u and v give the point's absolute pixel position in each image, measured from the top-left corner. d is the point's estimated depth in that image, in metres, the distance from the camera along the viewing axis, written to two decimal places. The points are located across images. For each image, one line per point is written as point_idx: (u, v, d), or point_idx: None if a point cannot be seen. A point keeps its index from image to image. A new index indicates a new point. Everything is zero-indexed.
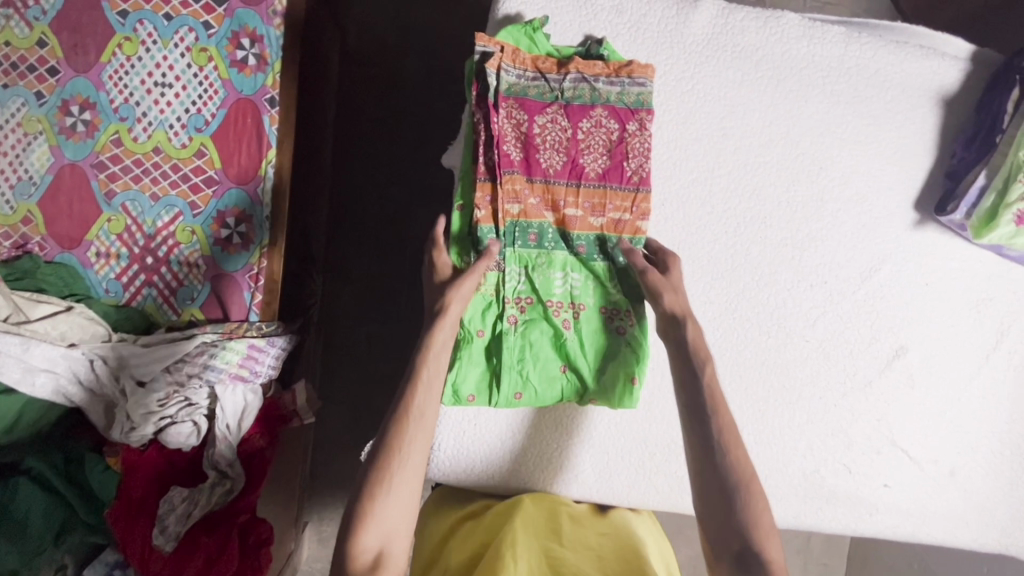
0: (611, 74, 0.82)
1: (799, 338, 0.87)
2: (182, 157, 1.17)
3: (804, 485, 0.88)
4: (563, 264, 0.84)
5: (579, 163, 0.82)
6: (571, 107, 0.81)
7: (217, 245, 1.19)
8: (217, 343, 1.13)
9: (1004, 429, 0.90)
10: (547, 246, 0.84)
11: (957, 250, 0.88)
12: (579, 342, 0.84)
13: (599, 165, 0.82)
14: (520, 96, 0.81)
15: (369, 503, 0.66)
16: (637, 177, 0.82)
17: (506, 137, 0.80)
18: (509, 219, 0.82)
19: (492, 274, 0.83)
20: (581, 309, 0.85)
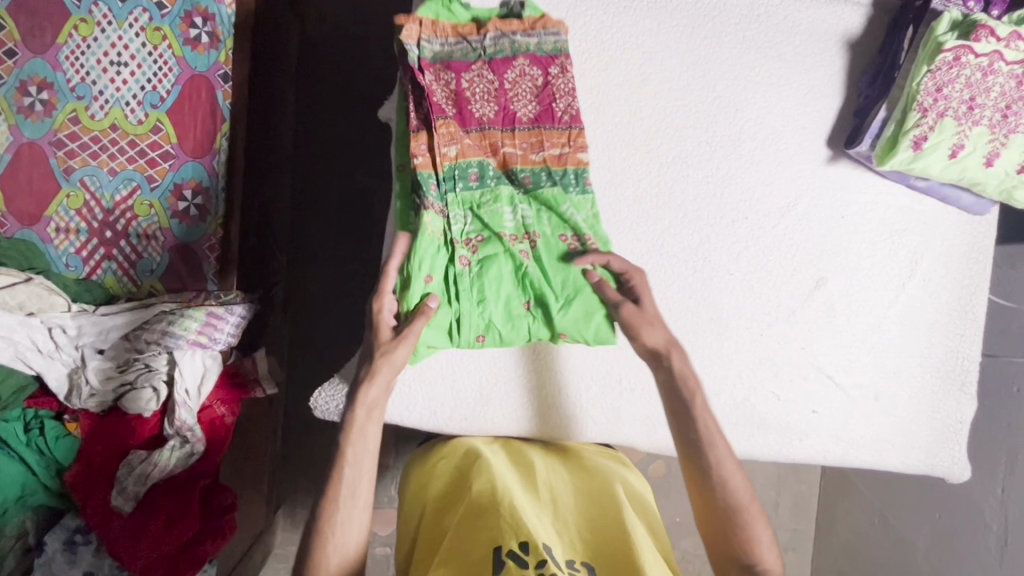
0: (528, 29, 0.86)
1: (724, 273, 0.92)
2: (138, 133, 1.21)
3: (736, 412, 0.92)
4: (510, 200, 0.88)
5: (510, 109, 0.87)
6: (495, 62, 0.86)
7: (175, 217, 1.22)
8: (175, 311, 1.16)
9: (923, 354, 0.95)
10: (490, 184, 0.88)
11: (869, 184, 0.93)
12: (542, 274, 0.88)
13: (528, 110, 0.87)
14: (445, 60, 0.86)
15: (322, 543, 0.75)
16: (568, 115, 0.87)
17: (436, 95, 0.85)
18: (446, 163, 0.86)
19: (437, 219, 0.86)
20: (536, 238, 0.88)
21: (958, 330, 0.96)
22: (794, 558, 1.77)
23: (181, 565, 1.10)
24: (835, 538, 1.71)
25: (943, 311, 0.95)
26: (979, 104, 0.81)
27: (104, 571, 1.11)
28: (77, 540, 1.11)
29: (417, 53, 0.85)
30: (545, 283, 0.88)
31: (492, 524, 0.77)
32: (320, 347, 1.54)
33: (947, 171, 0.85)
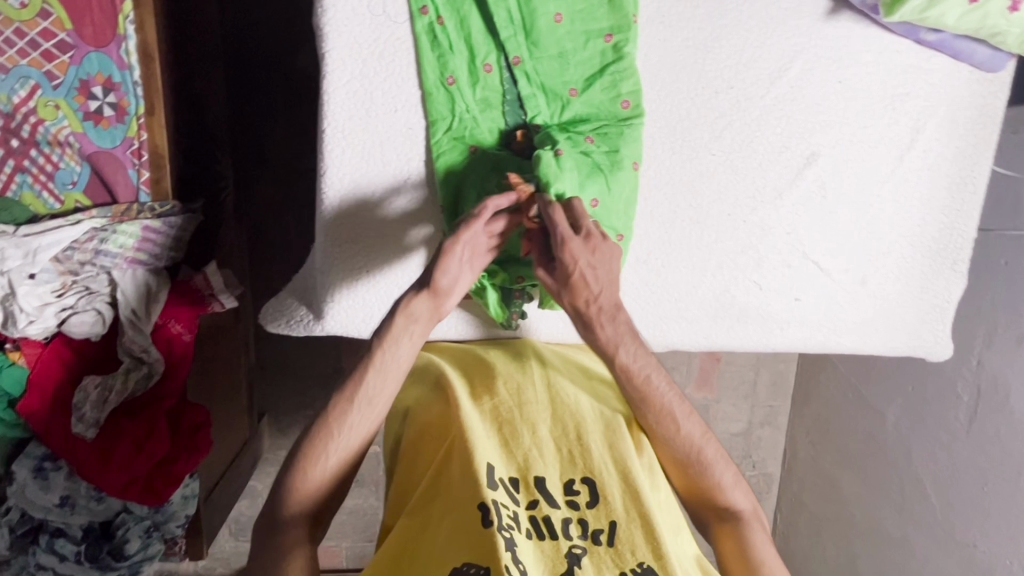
0: None
1: (705, 153, 0.82)
2: (24, 20, 1.02)
3: (714, 304, 0.87)
4: (565, 62, 0.78)
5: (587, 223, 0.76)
6: None
7: (87, 119, 1.06)
8: (106, 228, 1.06)
9: (917, 233, 0.89)
10: (553, 59, 0.77)
11: (872, 42, 0.81)
12: (593, 74, 0.78)
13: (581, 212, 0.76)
14: None
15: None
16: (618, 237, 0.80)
17: None
18: (451, 47, 0.76)
19: (444, 62, 0.76)
20: (593, 85, 0.78)
21: (955, 205, 0.89)
22: (770, 432, 1.84)
23: (159, 482, 1.10)
24: (809, 411, 1.76)
25: (942, 184, 0.88)
26: None
27: (82, 493, 1.11)
28: (46, 468, 1.09)
29: None
30: (598, 70, 0.78)
31: (475, 440, 0.75)
32: (284, 255, 1.46)
33: (964, 20, 0.74)
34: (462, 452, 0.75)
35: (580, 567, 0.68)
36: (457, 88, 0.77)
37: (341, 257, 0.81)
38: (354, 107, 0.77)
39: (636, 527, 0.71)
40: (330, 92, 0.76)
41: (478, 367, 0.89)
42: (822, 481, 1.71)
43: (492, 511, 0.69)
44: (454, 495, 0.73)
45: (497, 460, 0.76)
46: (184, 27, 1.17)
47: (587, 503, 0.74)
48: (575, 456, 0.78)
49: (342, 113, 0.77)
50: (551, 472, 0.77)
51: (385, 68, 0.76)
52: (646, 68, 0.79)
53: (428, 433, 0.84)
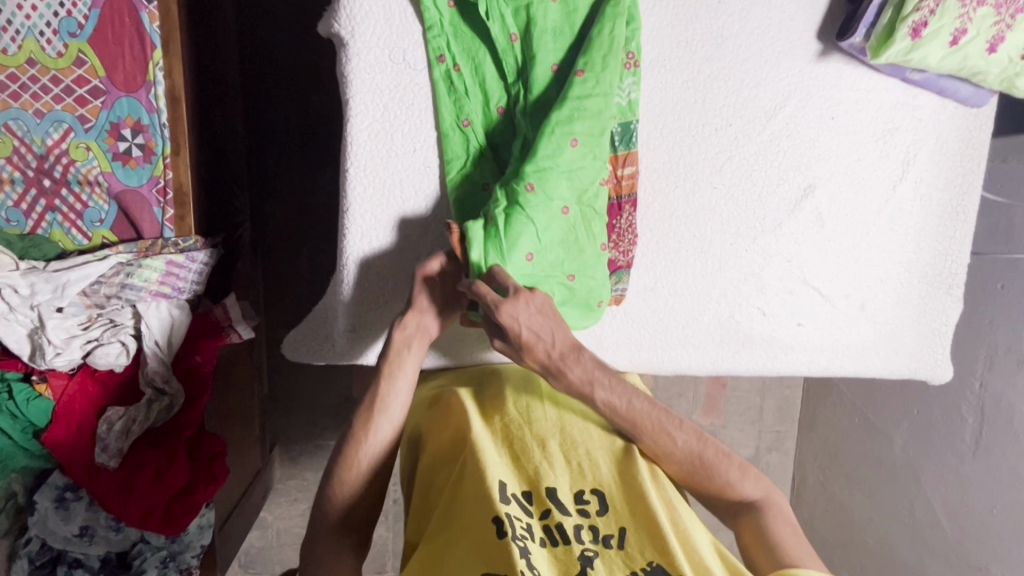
0: None
1: (707, 186, 0.87)
2: (60, 68, 1.09)
3: (719, 330, 0.91)
4: None
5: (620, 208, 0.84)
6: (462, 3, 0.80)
7: (116, 159, 1.12)
8: (132, 262, 1.11)
9: (912, 259, 0.93)
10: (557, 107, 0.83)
11: (860, 80, 0.86)
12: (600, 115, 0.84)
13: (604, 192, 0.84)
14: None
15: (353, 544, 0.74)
16: (625, 260, 0.85)
17: (398, 15, 0.79)
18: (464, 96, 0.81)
19: (459, 111, 0.81)
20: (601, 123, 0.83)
21: (947, 232, 0.93)
22: (778, 457, 1.85)
23: (178, 513, 1.11)
24: (817, 435, 1.77)
25: (934, 213, 0.92)
26: None
27: (101, 522, 1.12)
28: (67, 497, 1.11)
29: None
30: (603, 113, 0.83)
31: (487, 458, 0.79)
32: (298, 286, 1.49)
33: (948, 61, 0.78)
34: (475, 469, 0.78)
35: (592, 569, 0.70)
36: (470, 135, 0.82)
37: (370, 285, 0.86)
38: (375, 148, 0.82)
39: (644, 530, 0.74)
40: (353, 135, 0.81)
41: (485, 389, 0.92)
42: (832, 506, 1.72)
43: (506, 524, 0.72)
44: (468, 512, 0.75)
45: (507, 476, 0.79)
46: (207, 72, 1.23)
47: (597, 511, 0.77)
48: (585, 468, 0.81)
49: (363, 155, 0.81)
50: (561, 484, 0.79)
51: (404, 111, 0.81)
52: (650, 106, 0.84)
53: (440, 450, 0.86)
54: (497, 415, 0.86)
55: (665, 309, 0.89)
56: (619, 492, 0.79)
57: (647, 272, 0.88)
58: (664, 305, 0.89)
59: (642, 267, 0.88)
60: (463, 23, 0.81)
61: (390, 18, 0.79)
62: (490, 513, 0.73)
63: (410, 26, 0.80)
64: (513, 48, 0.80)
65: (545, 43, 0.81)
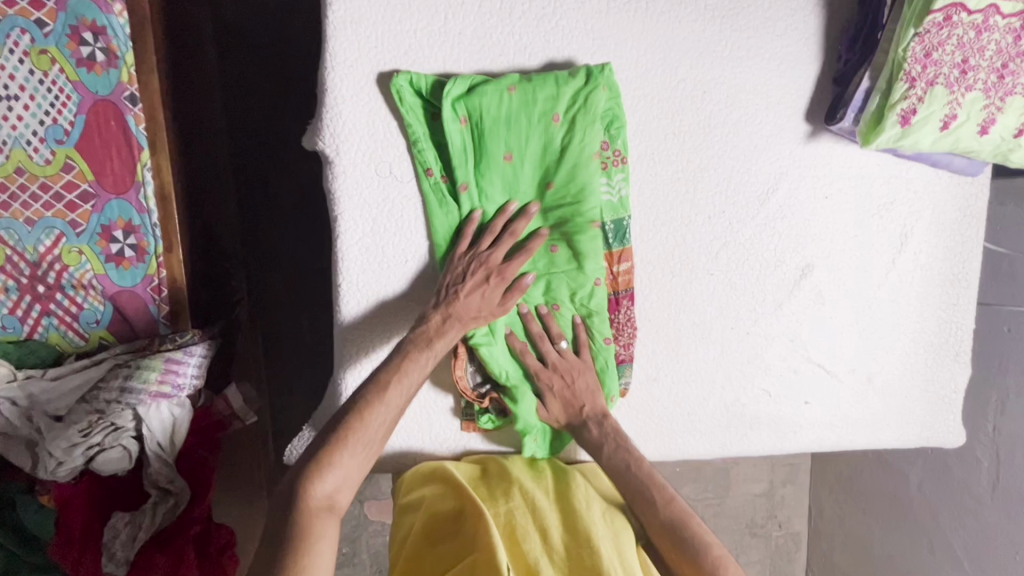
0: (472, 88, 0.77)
1: (705, 273, 0.86)
2: (48, 175, 1.08)
3: (725, 413, 0.90)
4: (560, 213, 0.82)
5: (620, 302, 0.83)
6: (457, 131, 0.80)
7: (109, 261, 1.11)
8: (130, 363, 1.10)
9: (917, 328, 0.91)
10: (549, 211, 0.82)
11: (852, 158, 0.85)
12: None
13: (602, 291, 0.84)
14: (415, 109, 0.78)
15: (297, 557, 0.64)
16: (627, 355, 0.85)
17: (381, 128, 0.78)
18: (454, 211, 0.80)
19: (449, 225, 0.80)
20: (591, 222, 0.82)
21: (950, 300, 0.91)
22: (793, 490, 1.82)
23: None
24: (831, 468, 1.76)
25: (936, 281, 0.90)
26: (973, 65, 0.72)
27: None
28: None
29: (338, 83, 0.77)
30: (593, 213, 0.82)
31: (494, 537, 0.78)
32: (299, 359, 1.49)
33: (939, 144, 0.76)
34: (482, 547, 0.77)
35: None
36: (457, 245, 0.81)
37: None
38: (367, 262, 0.81)
39: None
40: (343, 251, 0.80)
41: (489, 474, 0.92)
42: (851, 541, 1.70)
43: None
44: None
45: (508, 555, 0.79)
46: (196, 162, 1.23)
47: None
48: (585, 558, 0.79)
49: (355, 269, 0.80)
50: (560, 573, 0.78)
51: (394, 223, 0.80)
52: (642, 197, 0.83)
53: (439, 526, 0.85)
54: (504, 499, 0.87)
55: (669, 395, 0.88)
56: None
57: (648, 362, 0.87)
58: (668, 392, 0.88)
59: (644, 357, 0.87)
60: (479, 142, 0.78)
61: (373, 132, 0.78)
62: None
63: (394, 139, 0.79)
64: (514, 167, 0.79)
65: (541, 160, 0.79)
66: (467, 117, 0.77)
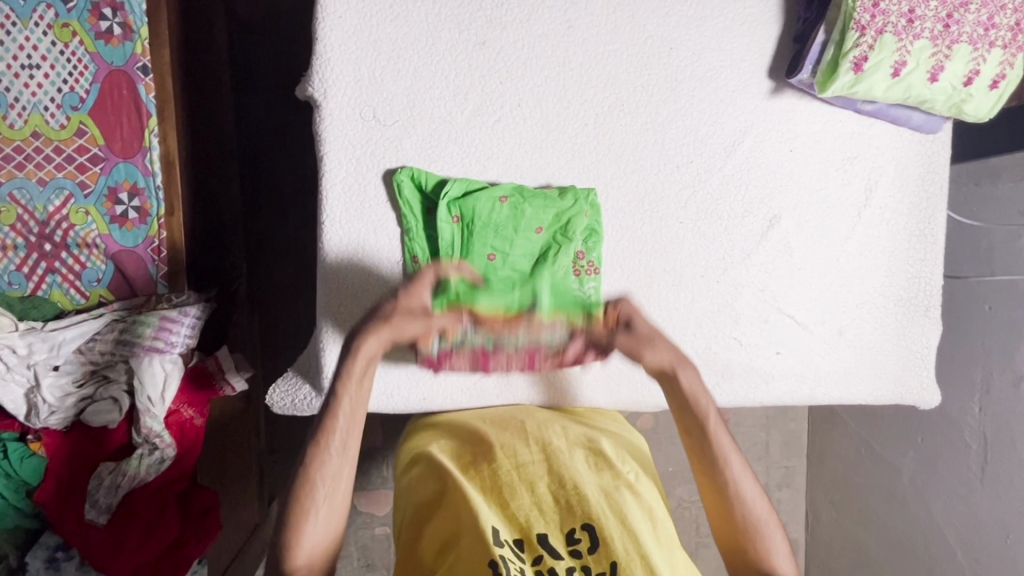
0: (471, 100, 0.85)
1: (674, 221, 0.89)
2: (62, 139, 1.14)
3: (697, 361, 0.91)
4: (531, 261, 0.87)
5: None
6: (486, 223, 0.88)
7: (113, 222, 1.16)
8: (125, 318, 1.15)
9: (886, 282, 0.93)
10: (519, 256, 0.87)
11: (815, 113, 0.89)
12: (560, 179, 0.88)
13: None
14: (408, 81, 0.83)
15: None
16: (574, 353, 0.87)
17: (365, 73, 0.83)
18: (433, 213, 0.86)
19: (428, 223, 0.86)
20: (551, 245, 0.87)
21: (919, 255, 0.94)
22: (788, 494, 1.80)
23: (167, 568, 1.13)
24: (826, 468, 1.73)
25: (903, 236, 0.93)
26: (920, 15, 0.78)
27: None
28: (59, 556, 1.12)
29: (327, 28, 0.82)
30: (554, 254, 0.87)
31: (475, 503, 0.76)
32: (293, 337, 1.52)
33: (892, 91, 0.81)
34: (465, 516, 0.74)
35: None
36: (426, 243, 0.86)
37: (341, 331, 0.87)
38: (349, 201, 0.85)
39: (636, 567, 0.71)
40: (328, 190, 0.84)
41: (470, 443, 0.87)
42: (846, 544, 1.66)
43: (501, 567, 0.68)
44: (462, 559, 0.71)
45: (495, 519, 0.75)
46: (201, 135, 1.30)
47: (588, 549, 0.73)
48: (577, 508, 0.77)
49: (338, 207, 0.84)
50: (552, 528, 0.76)
51: (376, 164, 0.84)
52: (612, 146, 0.88)
53: (423, 500, 0.81)
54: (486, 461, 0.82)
55: None
56: (611, 524, 0.75)
57: None
58: None
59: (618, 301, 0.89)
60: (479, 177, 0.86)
61: (358, 82, 0.83)
62: (484, 560, 0.69)
63: (379, 85, 0.83)
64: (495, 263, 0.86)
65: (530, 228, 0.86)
66: (460, 216, 0.84)
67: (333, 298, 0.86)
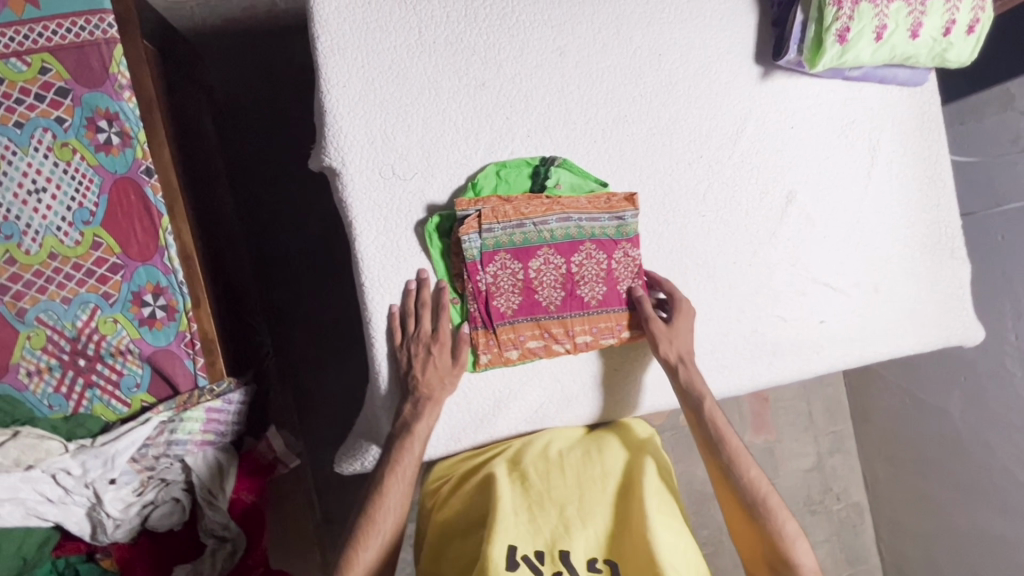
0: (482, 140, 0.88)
1: (695, 216, 0.92)
2: (79, 254, 1.14)
3: (747, 344, 0.93)
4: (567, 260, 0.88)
5: (578, 294, 0.88)
6: (519, 250, 0.86)
7: (143, 325, 1.16)
8: (173, 418, 1.14)
9: (907, 233, 0.96)
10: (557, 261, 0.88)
11: (806, 88, 0.93)
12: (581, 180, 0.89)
13: (555, 298, 0.88)
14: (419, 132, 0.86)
15: None
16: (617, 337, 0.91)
17: (377, 133, 0.85)
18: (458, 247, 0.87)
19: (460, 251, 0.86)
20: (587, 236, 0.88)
21: (931, 202, 0.97)
22: (841, 459, 1.80)
23: None
24: (874, 424, 1.74)
25: (912, 186, 0.96)
26: None
27: None
28: None
29: (333, 98, 0.84)
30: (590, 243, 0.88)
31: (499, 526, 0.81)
32: (331, 402, 1.52)
33: (878, 54, 0.85)
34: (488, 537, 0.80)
35: None
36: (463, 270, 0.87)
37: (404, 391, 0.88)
38: (385, 259, 0.86)
39: None
40: (362, 252, 0.85)
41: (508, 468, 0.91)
42: (912, 497, 1.65)
43: None
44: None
45: (521, 539, 0.81)
46: (210, 224, 1.32)
47: None
48: (599, 535, 0.83)
49: (376, 267, 0.86)
50: (575, 548, 0.81)
51: (404, 219, 0.86)
52: (624, 157, 0.90)
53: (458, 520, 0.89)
54: (519, 486, 0.87)
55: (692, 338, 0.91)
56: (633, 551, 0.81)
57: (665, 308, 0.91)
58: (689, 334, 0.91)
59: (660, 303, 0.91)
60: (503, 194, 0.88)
61: (372, 144, 0.85)
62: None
63: (392, 143, 0.86)
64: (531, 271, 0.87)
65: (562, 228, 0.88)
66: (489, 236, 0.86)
67: (392, 349, 0.87)
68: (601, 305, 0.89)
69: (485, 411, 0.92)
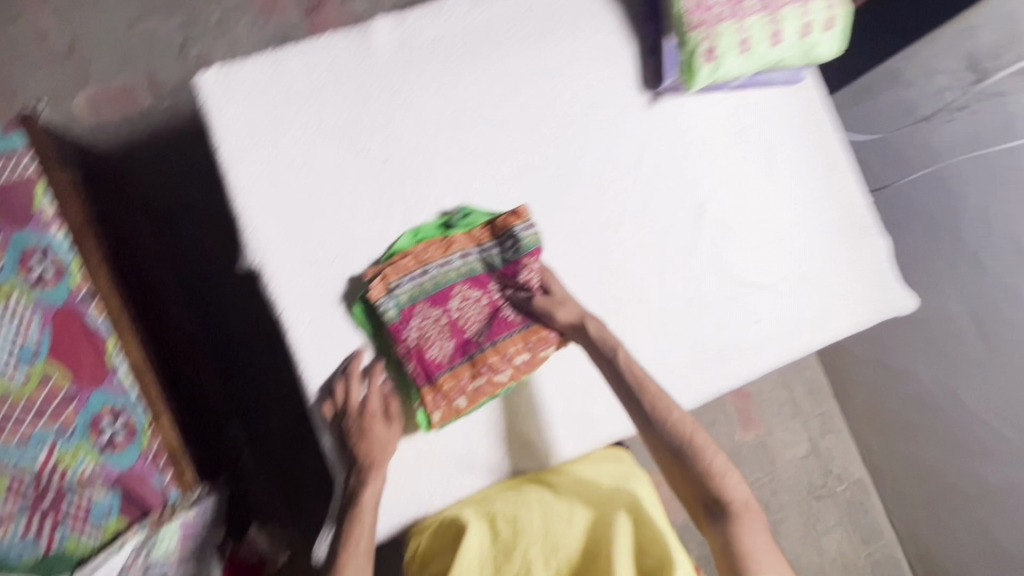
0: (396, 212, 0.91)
1: (615, 243, 0.94)
2: (30, 392, 1.13)
3: (690, 356, 0.95)
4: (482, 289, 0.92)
5: (502, 318, 0.91)
6: (436, 295, 0.90)
7: (105, 450, 1.14)
8: (149, 539, 1.10)
9: (818, 221, 1.01)
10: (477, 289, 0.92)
11: (694, 105, 0.98)
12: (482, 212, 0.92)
13: (482, 329, 0.91)
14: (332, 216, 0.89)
15: None
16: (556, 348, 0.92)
17: (291, 225, 0.87)
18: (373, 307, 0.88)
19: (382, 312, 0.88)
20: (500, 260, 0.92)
21: (834, 188, 1.02)
22: (834, 439, 1.81)
23: None
24: (857, 399, 1.75)
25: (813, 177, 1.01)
26: None
27: None
28: None
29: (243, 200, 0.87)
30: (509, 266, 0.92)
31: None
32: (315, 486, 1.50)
33: (750, 61, 0.90)
34: None
35: None
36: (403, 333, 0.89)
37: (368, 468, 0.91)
38: (320, 344, 0.88)
39: None
40: (297, 342, 0.87)
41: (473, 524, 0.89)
42: (908, 465, 1.66)
43: None
44: None
45: None
46: (159, 333, 1.33)
47: None
48: None
49: (313, 353, 0.88)
50: None
51: (333, 302, 0.88)
52: (535, 201, 0.94)
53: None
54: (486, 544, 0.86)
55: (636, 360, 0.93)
56: None
57: None
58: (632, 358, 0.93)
59: None
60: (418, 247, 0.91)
61: (289, 235, 0.87)
62: None
63: (308, 231, 0.88)
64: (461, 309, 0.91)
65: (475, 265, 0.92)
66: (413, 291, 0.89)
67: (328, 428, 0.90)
68: (526, 321, 0.92)
69: (447, 474, 0.94)
